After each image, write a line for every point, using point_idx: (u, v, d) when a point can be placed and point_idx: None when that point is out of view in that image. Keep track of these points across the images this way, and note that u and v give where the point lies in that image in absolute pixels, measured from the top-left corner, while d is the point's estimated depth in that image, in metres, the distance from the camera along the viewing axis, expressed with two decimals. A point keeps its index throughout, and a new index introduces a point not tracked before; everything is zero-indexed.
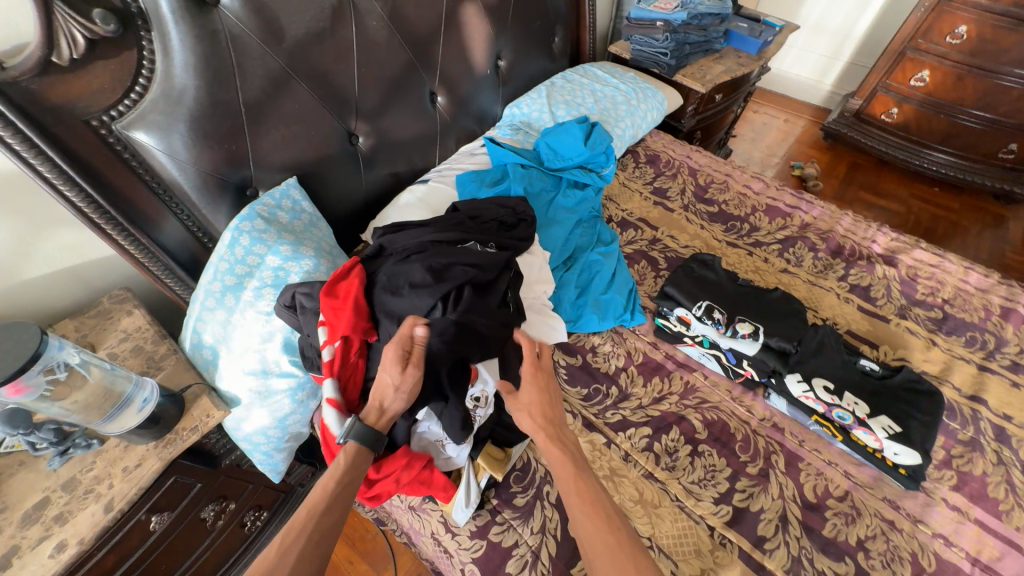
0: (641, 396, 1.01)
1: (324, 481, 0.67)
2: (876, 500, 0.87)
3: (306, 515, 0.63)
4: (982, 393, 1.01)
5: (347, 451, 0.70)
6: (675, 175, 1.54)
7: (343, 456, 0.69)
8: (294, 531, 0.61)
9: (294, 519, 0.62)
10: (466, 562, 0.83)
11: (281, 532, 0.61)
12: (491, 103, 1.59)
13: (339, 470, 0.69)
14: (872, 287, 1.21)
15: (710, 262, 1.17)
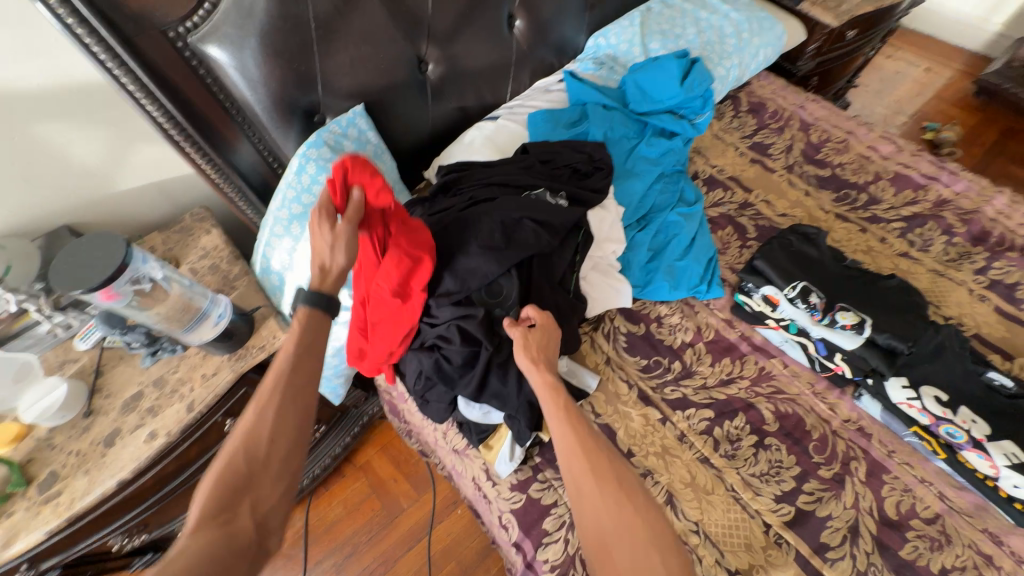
0: (707, 376, 0.93)
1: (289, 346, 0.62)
2: (973, 529, 0.76)
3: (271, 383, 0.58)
4: None
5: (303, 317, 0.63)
6: (781, 129, 1.31)
7: (294, 323, 0.63)
8: (261, 403, 0.57)
9: (262, 392, 0.58)
10: (504, 510, 0.84)
11: (250, 407, 0.56)
12: (574, 32, 1.40)
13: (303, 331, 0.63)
14: (1020, 285, 0.99)
15: (814, 236, 1.01)
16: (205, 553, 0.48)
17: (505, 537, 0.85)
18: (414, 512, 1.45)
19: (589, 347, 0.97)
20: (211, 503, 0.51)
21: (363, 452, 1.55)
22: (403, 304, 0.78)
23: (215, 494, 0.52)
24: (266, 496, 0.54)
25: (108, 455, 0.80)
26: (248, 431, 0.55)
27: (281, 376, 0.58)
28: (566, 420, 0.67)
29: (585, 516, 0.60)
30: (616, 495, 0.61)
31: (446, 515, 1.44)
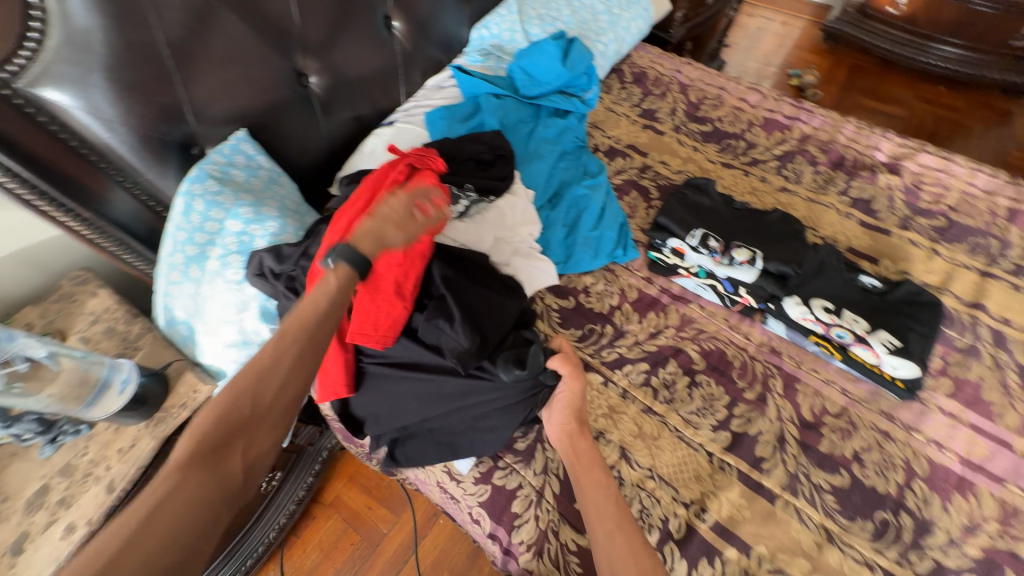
0: (637, 332, 0.99)
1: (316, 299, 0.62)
2: (872, 413, 0.88)
3: (289, 337, 0.57)
4: (982, 299, 0.99)
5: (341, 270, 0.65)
6: (664, 94, 1.41)
7: (338, 278, 0.65)
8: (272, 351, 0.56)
9: (277, 333, 0.57)
10: (472, 505, 0.85)
11: (268, 344, 0.56)
12: (457, 26, 1.41)
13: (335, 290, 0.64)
14: (874, 199, 1.15)
15: (704, 186, 1.10)
16: (194, 493, 0.48)
17: (478, 530, 0.85)
18: (396, 533, 1.42)
19: None
20: (205, 436, 0.50)
21: (331, 488, 1.49)
22: (406, 251, 0.79)
23: (217, 425, 0.52)
24: (260, 443, 0.53)
25: (18, 565, 0.70)
26: (258, 371, 0.54)
27: (299, 336, 0.58)
28: (595, 471, 0.76)
29: (599, 552, 0.66)
30: (634, 541, 0.67)
31: (429, 528, 1.43)
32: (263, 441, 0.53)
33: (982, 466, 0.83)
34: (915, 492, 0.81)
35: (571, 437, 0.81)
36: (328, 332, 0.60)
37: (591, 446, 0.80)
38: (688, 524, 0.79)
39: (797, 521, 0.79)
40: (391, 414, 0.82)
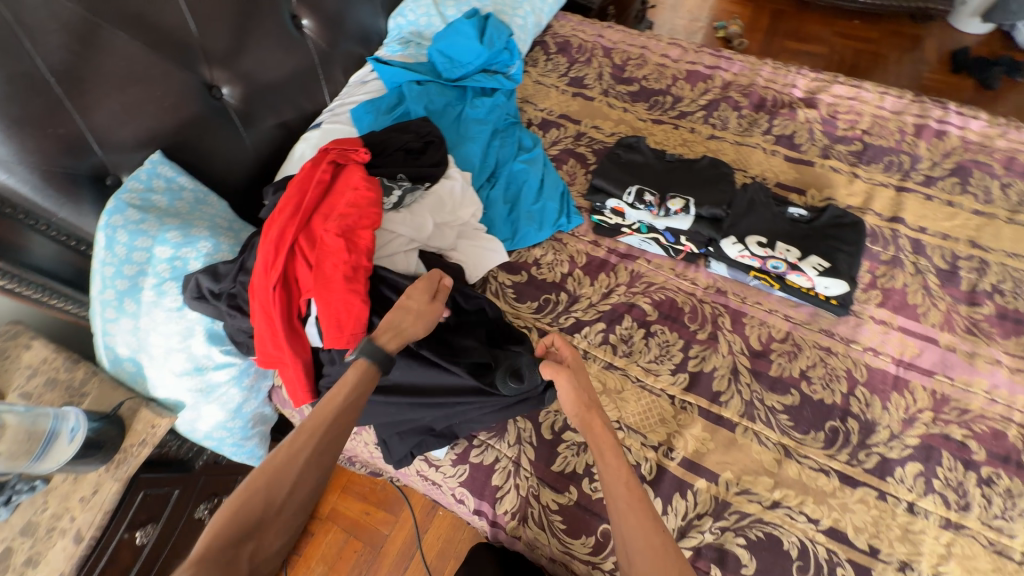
0: (591, 295, 1.01)
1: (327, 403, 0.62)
2: (813, 333, 0.94)
3: (305, 439, 0.58)
4: (900, 213, 1.06)
5: (358, 367, 0.66)
6: (590, 60, 1.43)
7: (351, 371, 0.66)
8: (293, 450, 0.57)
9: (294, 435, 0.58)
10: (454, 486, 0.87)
11: (292, 436, 0.58)
12: (372, 18, 1.38)
13: (349, 388, 0.64)
14: (796, 133, 1.20)
15: (635, 144, 1.12)
16: None
17: (465, 509, 0.88)
18: (397, 533, 1.42)
19: None
20: (217, 541, 0.49)
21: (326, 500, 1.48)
22: (352, 249, 0.74)
23: (229, 524, 0.51)
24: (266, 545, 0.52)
25: None
26: (272, 474, 0.54)
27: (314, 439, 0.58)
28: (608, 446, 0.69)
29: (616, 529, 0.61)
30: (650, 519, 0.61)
31: (430, 521, 1.44)
32: (269, 544, 0.52)
33: (914, 364, 0.90)
34: (858, 398, 0.87)
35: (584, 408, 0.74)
36: (343, 438, 0.61)
37: (604, 421, 0.73)
38: (658, 465, 0.83)
39: (756, 443, 0.84)
40: (388, 423, 0.83)
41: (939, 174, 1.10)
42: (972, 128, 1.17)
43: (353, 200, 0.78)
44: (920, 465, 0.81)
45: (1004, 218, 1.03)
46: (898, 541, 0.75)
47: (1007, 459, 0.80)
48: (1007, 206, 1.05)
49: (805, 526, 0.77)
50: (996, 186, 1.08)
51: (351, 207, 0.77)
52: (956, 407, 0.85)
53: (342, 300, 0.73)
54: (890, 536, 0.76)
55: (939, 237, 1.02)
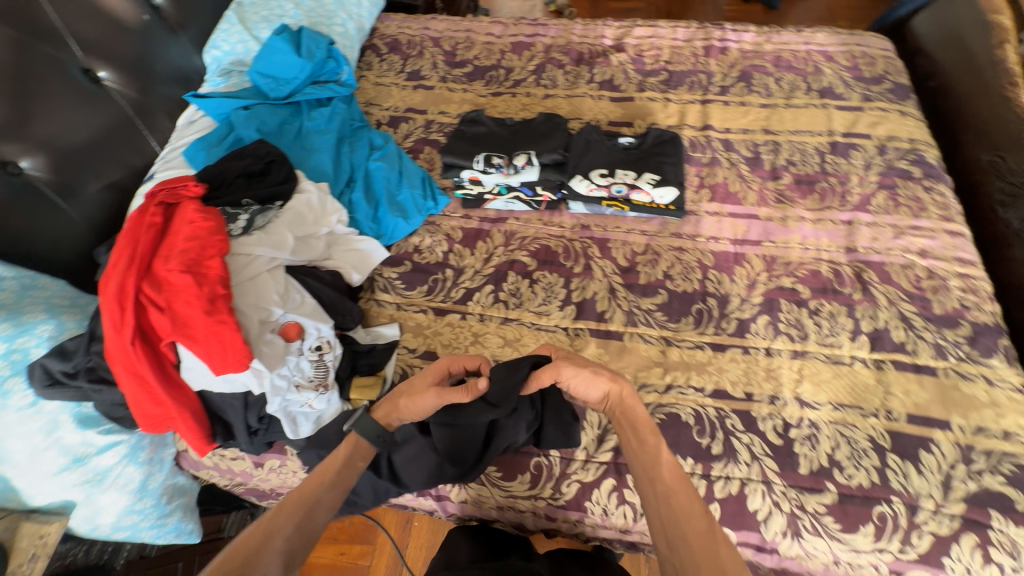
0: (474, 264, 1.07)
1: (320, 471, 0.65)
2: (666, 239, 1.08)
3: (297, 504, 0.60)
4: (708, 121, 1.24)
5: (350, 441, 0.70)
6: (422, 53, 1.48)
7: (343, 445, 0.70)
8: (279, 519, 0.58)
9: (279, 506, 0.59)
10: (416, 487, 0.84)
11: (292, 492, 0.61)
12: (183, 56, 1.31)
13: (340, 461, 0.67)
14: (614, 77, 1.35)
15: (476, 117, 1.20)
16: None
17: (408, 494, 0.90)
18: (379, 562, 1.39)
19: (377, 307, 1.02)
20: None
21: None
22: (202, 281, 0.73)
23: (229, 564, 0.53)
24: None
25: None
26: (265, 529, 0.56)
27: (302, 507, 0.60)
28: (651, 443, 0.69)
29: (652, 515, 0.63)
30: (694, 505, 0.62)
31: (407, 536, 1.43)
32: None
33: (746, 239, 1.06)
34: (712, 280, 1.02)
35: (625, 406, 0.74)
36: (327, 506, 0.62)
37: (643, 408, 0.74)
38: None
39: (642, 343, 0.96)
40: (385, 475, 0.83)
41: (730, 83, 1.30)
42: (746, 40, 1.39)
43: (190, 233, 0.76)
44: (768, 316, 0.97)
45: (784, 105, 1.25)
46: (764, 381, 0.90)
47: (825, 289, 0.99)
48: (783, 95, 1.27)
49: (694, 397, 0.89)
50: (772, 81, 1.29)
51: (191, 241, 0.76)
52: (783, 262, 1.03)
53: (211, 334, 0.71)
54: (759, 380, 0.90)
55: (741, 133, 1.21)
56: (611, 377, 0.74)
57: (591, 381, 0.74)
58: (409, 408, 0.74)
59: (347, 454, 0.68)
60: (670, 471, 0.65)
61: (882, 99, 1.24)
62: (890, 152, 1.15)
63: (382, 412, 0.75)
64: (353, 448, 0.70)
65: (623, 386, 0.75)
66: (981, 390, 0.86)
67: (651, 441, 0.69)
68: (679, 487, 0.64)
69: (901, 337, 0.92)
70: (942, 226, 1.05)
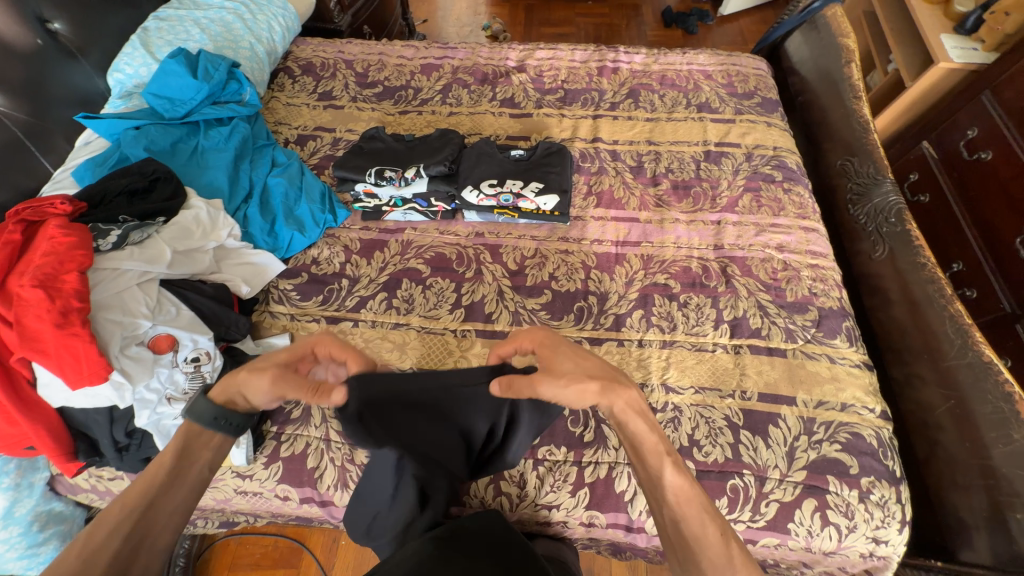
0: (370, 272, 1.10)
1: (148, 473, 0.54)
2: (554, 243, 1.15)
3: (126, 515, 0.50)
4: (597, 134, 1.33)
5: (184, 434, 0.59)
6: (334, 74, 1.53)
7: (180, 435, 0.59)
8: (103, 533, 0.48)
9: (97, 523, 0.49)
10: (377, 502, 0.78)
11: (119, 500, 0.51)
12: (85, 79, 1.31)
13: (177, 459, 0.57)
14: (515, 95, 1.44)
15: (376, 134, 1.25)
16: None
17: (294, 502, 0.91)
18: None
19: (270, 318, 1.04)
20: None
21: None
22: (54, 296, 0.74)
23: None
24: None
25: None
26: (89, 554, 0.46)
27: (137, 512, 0.51)
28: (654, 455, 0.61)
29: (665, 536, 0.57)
30: (702, 521, 0.55)
31: None
32: None
33: (626, 241, 1.15)
34: (593, 279, 1.09)
35: (630, 408, 0.63)
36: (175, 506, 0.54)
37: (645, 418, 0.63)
38: None
39: None
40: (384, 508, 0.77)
41: (619, 99, 1.41)
42: (636, 61, 1.51)
43: (49, 249, 0.78)
44: (642, 310, 1.04)
45: (666, 118, 1.36)
46: (635, 370, 0.96)
47: (694, 283, 1.07)
48: (665, 110, 1.38)
49: None
50: (657, 97, 1.41)
51: (48, 256, 0.77)
52: (658, 260, 1.11)
53: (62, 346, 0.72)
54: (630, 369, 0.97)
55: (627, 144, 1.31)
56: (598, 389, 0.63)
57: (577, 398, 0.63)
58: (247, 386, 0.62)
59: (180, 447, 0.58)
60: (677, 485, 0.58)
61: (751, 112, 1.37)
62: (756, 159, 1.27)
63: (220, 392, 0.63)
64: (193, 435, 0.60)
65: (626, 393, 0.63)
66: (824, 367, 0.96)
67: (653, 458, 0.60)
68: (688, 499, 0.57)
69: (757, 324, 1.01)
70: (798, 223, 1.16)
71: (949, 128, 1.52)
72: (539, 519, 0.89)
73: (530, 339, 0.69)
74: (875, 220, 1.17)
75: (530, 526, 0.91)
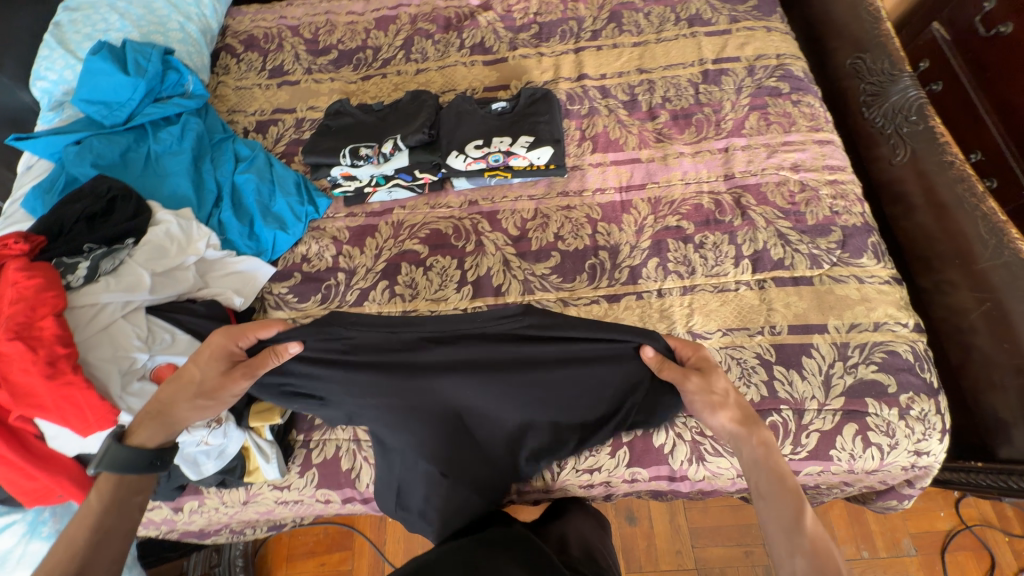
0: (365, 262, 1.04)
1: (71, 535, 0.54)
2: (554, 200, 1.07)
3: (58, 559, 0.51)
4: (582, 70, 1.21)
5: (104, 483, 0.58)
6: (281, 45, 1.36)
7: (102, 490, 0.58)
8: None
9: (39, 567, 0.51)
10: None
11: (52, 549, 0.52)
12: (8, 94, 1.16)
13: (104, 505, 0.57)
14: (485, 39, 1.29)
15: (341, 109, 1.13)
16: None
17: (335, 502, 0.90)
18: None
19: None
20: None
21: None
22: (35, 345, 0.68)
23: None
24: None
25: None
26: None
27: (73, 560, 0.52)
28: (786, 494, 0.55)
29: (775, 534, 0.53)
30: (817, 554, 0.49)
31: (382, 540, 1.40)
32: None
33: (630, 185, 1.07)
34: (601, 233, 1.02)
35: (759, 453, 0.59)
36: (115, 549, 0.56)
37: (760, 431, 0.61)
38: None
39: (540, 309, 0.96)
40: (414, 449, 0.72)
41: (601, 26, 1.26)
42: None
43: (15, 296, 0.71)
44: (657, 258, 0.98)
45: (655, 40, 1.22)
46: (658, 321, 0.93)
47: (708, 221, 1.00)
48: (653, 30, 1.24)
49: None
50: (642, 17, 1.26)
51: (16, 303, 0.71)
52: (667, 201, 1.04)
53: (60, 397, 0.68)
54: (653, 321, 0.93)
55: (616, 77, 1.19)
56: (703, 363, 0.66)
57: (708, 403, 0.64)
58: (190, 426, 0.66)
59: (110, 496, 0.58)
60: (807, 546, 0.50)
61: (748, 18, 1.23)
62: (759, 72, 1.15)
63: (139, 434, 0.62)
64: (118, 486, 0.59)
65: (761, 430, 0.61)
66: (853, 290, 0.92)
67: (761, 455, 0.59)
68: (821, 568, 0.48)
69: (780, 254, 0.95)
70: (811, 137, 1.07)
71: (963, 3, 1.38)
72: (582, 484, 0.89)
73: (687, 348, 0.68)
74: (893, 121, 1.08)
75: (573, 490, 0.91)
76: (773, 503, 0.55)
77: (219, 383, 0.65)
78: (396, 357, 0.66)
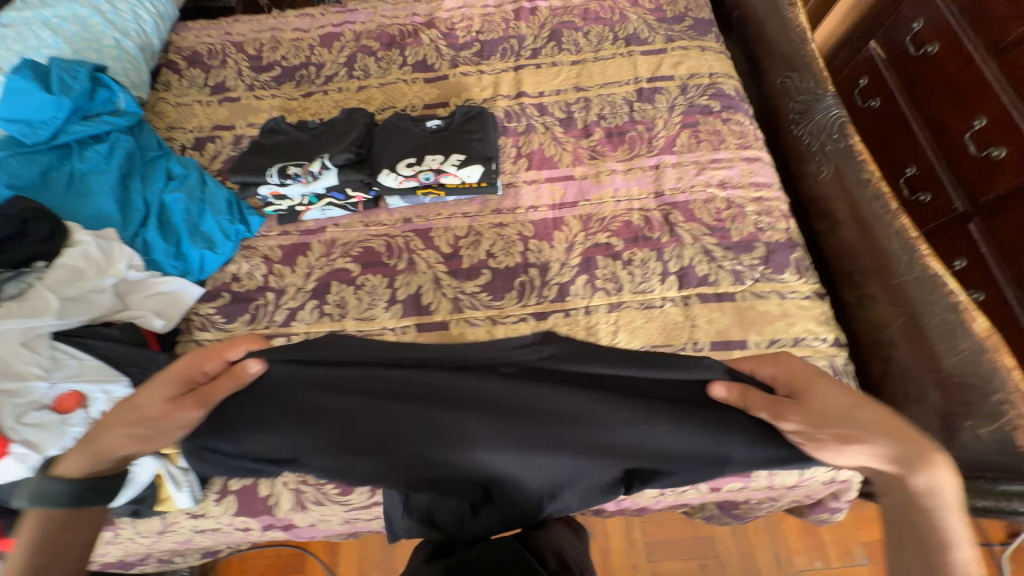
0: (296, 282, 1.03)
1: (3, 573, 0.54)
2: (488, 217, 1.07)
3: None
4: (521, 88, 1.22)
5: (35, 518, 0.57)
6: (224, 61, 1.36)
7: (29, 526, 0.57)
8: None
9: None
10: (341, 499, 0.84)
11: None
12: None
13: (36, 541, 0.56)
14: (427, 57, 1.30)
15: (275, 127, 1.13)
16: None
17: (255, 530, 0.88)
18: None
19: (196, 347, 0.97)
20: None
21: None
22: None
23: None
24: None
25: None
26: None
27: None
28: (955, 561, 0.50)
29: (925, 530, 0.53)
30: None
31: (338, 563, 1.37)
32: None
33: (563, 202, 1.08)
34: (532, 250, 1.02)
35: (916, 499, 0.54)
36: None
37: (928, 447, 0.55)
38: None
39: (468, 327, 0.96)
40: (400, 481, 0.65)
41: (541, 44, 1.28)
42: None
43: None
44: (586, 275, 0.99)
45: (592, 59, 1.24)
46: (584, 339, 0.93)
47: (636, 238, 1.02)
48: (591, 49, 1.26)
49: None
50: (580, 36, 1.28)
51: None
52: (598, 218, 1.05)
53: None
54: (579, 338, 0.93)
55: (554, 94, 1.20)
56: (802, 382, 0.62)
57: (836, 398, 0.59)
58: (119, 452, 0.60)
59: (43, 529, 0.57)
60: None
61: (683, 37, 1.26)
62: (691, 90, 1.17)
63: (65, 464, 0.60)
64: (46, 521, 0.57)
65: (932, 457, 0.55)
66: (774, 305, 0.93)
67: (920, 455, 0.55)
68: None
69: (704, 270, 0.97)
70: (739, 154, 1.09)
71: (895, 24, 1.43)
72: None
73: (774, 364, 0.65)
74: (818, 139, 1.10)
75: None
76: (906, 535, 0.54)
77: (166, 413, 0.60)
78: (393, 369, 0.68)
